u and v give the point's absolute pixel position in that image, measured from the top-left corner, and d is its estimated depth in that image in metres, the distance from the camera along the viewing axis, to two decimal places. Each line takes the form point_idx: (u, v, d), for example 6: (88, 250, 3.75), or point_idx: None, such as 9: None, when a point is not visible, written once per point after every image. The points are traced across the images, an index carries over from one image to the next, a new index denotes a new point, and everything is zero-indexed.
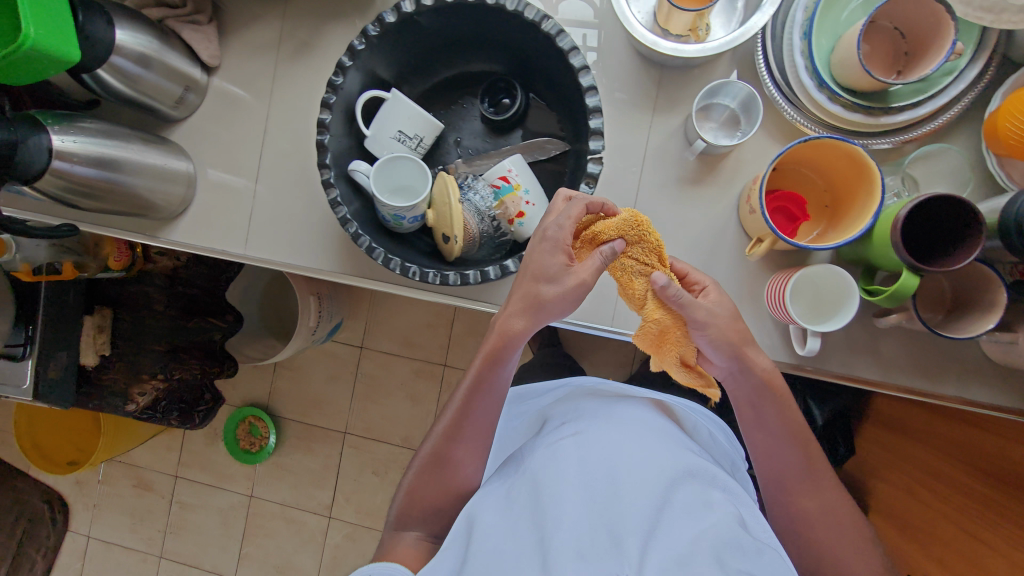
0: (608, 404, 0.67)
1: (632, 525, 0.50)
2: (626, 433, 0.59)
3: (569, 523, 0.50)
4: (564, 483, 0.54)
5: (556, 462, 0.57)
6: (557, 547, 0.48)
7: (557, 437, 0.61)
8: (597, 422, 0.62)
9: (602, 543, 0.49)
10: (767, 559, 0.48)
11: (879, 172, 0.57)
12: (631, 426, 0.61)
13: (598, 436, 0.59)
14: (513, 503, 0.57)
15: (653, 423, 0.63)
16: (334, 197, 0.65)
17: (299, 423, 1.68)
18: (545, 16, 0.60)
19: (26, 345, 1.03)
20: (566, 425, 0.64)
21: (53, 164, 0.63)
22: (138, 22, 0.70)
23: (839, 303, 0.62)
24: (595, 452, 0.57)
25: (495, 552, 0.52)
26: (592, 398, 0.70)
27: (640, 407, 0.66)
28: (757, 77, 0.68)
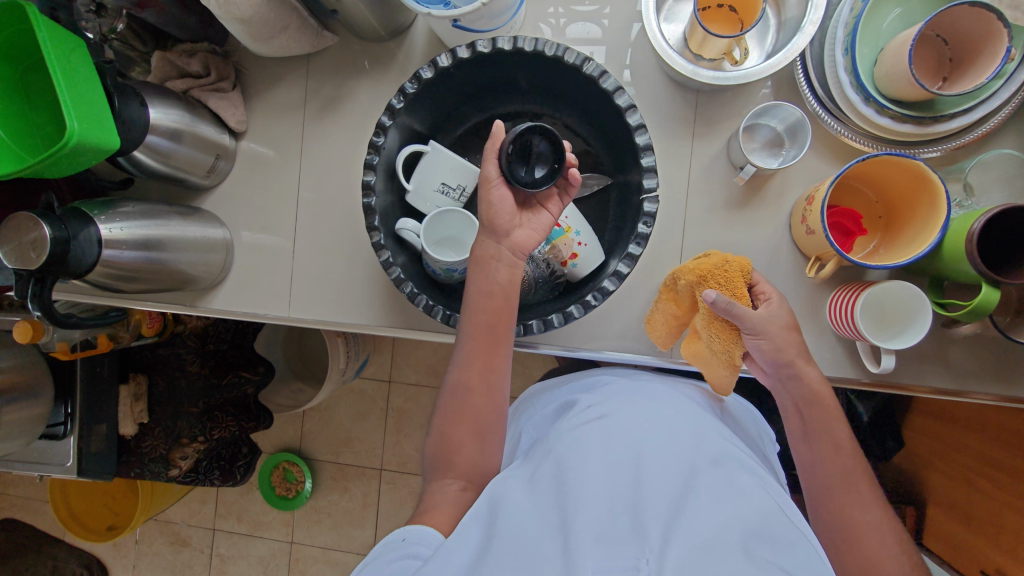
0: (633, 390, 0.64)
1: (655, 509, 0.47)
2: (650, 422, 0.57)
3: (589, 504, 0.47)
4: (587, 463, 0.51)
5: (580, 444, 0.54)
6: (577, 529, 0.45)
7: (580, 422, 0.59)
8: (623, 408, 0.60)
9: (623, 527, 0.46)
10: (801, 546, 0.45)
11: (943, 186, 0.56)
12: (656, 415, 0.59)
13: (623, 421, 0.57)
14: (531, 478, 0.53)
15: (680, 408, 0.60)
16: (386, 259, 0.64)
17: (333, 463, 1.66)
18: (586, 59, 0.59)
19: (66, 423, 1.05)
20: (591, 408, 0.61)
21: (103, 255, 0.63)
22: (168, 99, 0.70)
23: (910, 319, 0.61)
24: (619, 437, 0.55)
25: (514, 522, 0.48)
26: (618, 382, 0.66)
27: (667, 397, 0.62)
28: (797, 95, 0.68)
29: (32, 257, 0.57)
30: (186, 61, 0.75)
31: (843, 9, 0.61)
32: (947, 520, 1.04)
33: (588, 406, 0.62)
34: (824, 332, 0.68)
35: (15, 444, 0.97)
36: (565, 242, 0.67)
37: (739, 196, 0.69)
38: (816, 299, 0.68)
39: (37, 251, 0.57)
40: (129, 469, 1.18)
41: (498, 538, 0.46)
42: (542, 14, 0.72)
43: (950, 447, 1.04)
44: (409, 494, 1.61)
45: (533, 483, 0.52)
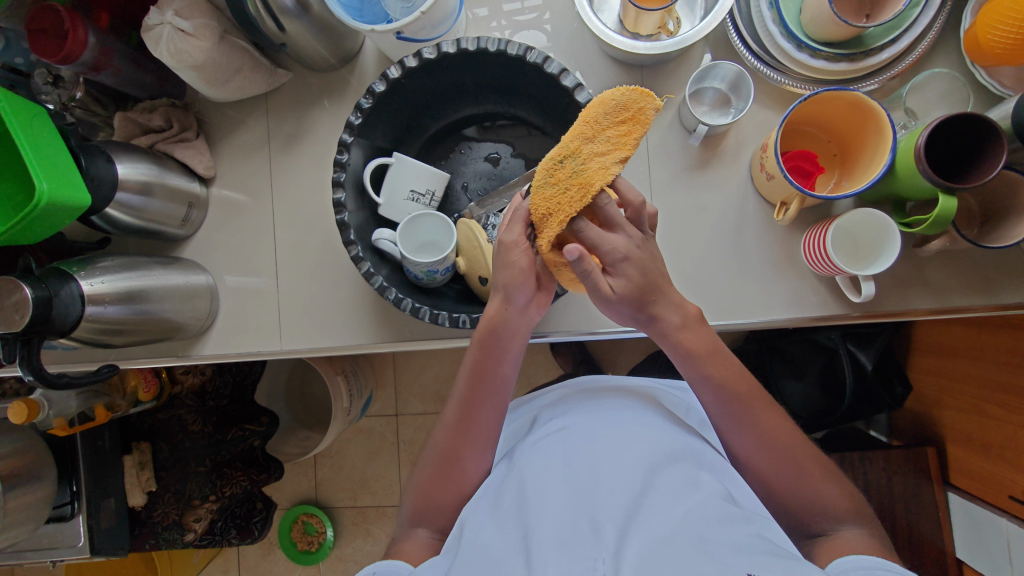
0: (594, 399, 0.67)
1: (613, 512, 0.49)
2: (609, 429, 0.59)
3: (551, 518, 0.50)
4: (548, 480, 0.54)
5: (543, 461, 0.57)
6: (538, 540, 0.48)
7: (545, 438, 0.62)
8: (584, 419, 0.62)
9: (582, 531, 0.48)
10: (752, 527, 0.48)
11: (885, 111, 0.58)
12: (618, 419, 0.61)
13: (582, 432, 0.60)
14: (499, 499, 0.56)
15: (638, 410, 0.63)
16: (367, 269, 0.65)
17: (352, 507, 1.64)
18: (528, 48, 0.62)
19: (73, 502, 1.03)
20: (555, 423, 0.64)
21: (87, 310, 0.63)
22: (135, 154, 0.71)
23: (881, 244, 0.62)
24: (579, 449, 0.57)
25: (483, 544, 0.51)
26: (582, 395, 0.69)
27: (627, 401, 0.65)
28: (735, 54, 0.70)
29: (16, 319, 0.57)
30: (148, 117, 0.77)
31: None
32: (966, 453, 1.05)
33: (552, 423, 0.65)
34: (801, 274, 0.69)
35: (22, 531, 0.95)
36: None
37: (698, 158, 0.71)
38: (790, 245, 0.69)
39: (21, 312, 0.57)
40: (144, 541, 1.16)
41: (466, 559, 0.49)
42: (484, 21, 0.75)
43: (957, 380, 1.04)
44: None
45: (500, 505, 0.55)
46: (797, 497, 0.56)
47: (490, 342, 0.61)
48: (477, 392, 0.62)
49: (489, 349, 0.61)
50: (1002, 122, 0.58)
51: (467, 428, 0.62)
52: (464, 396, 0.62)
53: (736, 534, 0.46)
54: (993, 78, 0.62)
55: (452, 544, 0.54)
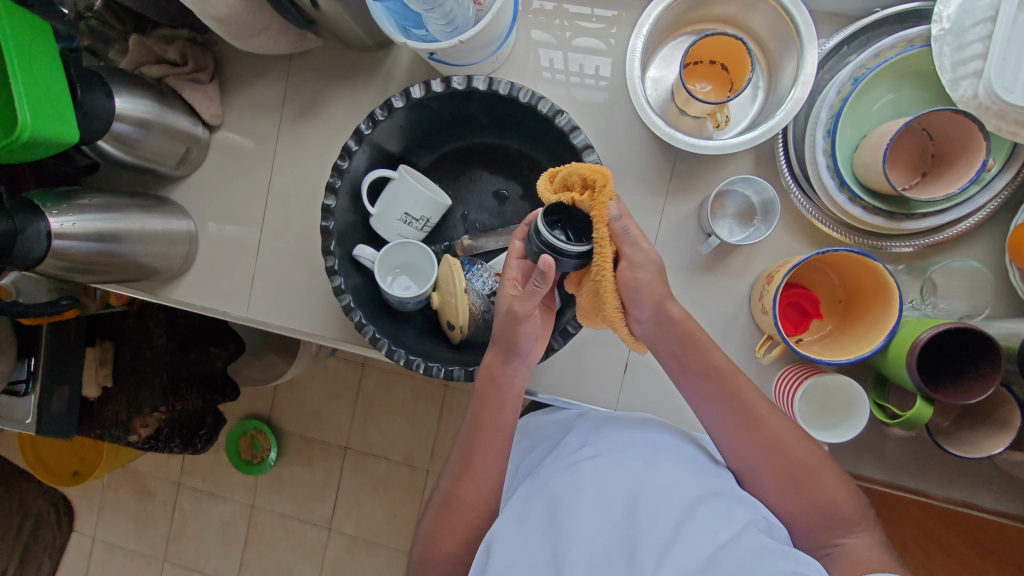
0: (625, 425, 0.65)
1: (650, 539, 0.48)
2: (643, 461, 0.57)
3: (584, 542, 0.49)
4: (582, 503, 0.53)
5: (575, 484, 0.55)
6: (570, 567, 0.46)
7: (576, 460, 0.60)
8: (617, 446, 0.60)
9: (617, 560, 0.47)
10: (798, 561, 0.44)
11: (897, 288, 0.56)
12: (650, 451, 0.59)
13: (615, 460, 0.58)
14: (527, 519, 0.55)
15: (671, 444, 0.61)
16: (338, 285, 0.63)
17: (299, 436, 1.72)
18: (559, 112, 0.58)
19: (28, 381, 1.04)
20: (586, 444, 0.62)
21: (53, 247, 0.62)
22: (138, 89, 0.68)
23: (845, 412, 0.61)
24: (613, 476, 0.56)
25: (511, 568, 0.49)
26: (613, 420, 0.67)
27: (660, 433, 0.63)
28: (775, 168, 0.66)
29: None
30: (163, 48, 0.73)
31: (829, 90, 0.60)
32: None
33: (582, 442, 0.63)
34: None
35: None
36: None
37: (703, 262, 0.68)
38: (763, 376, 0.68)
39: None
40: (90, 430, 1.20)
41: None
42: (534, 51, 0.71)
43: None
44: (371, 476, 1.67)
45: (527, 525, 0.54)
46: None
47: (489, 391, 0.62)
48: (493, 410, 0.62)
49: (487, 397, 0.62)
50: (1009, 338, 0.55)
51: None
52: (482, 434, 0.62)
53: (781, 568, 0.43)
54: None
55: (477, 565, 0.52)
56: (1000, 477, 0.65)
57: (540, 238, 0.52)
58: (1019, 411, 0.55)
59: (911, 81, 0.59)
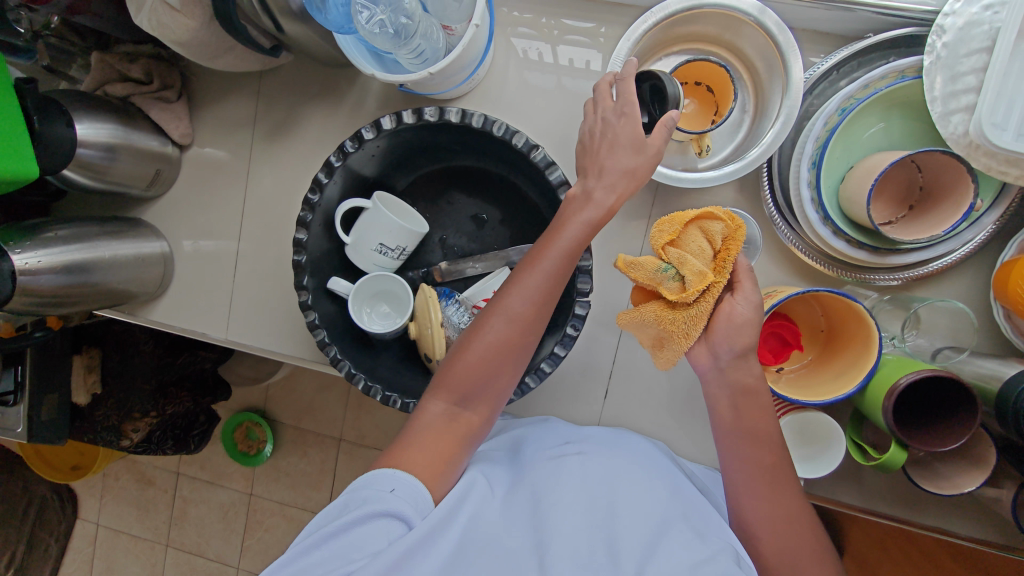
0: (610, 437, 0.66)
1: (630, 551, 0.48)
2: (627, 470, 0.58)
3: (567, 537, 0.49)
4: (565, 501, 0.53)
5: (559, 481, 0.56)
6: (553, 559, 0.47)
7: (559, 456, 0.59)
8: (600, 453, 0.61)
9: (599, 559, 0.48)
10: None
11: (876, 328, 0.55)
12: (633, 461, 0.60)
13: (601, 461, 0.59)
14: (506, 501, 0.54)
15: (652, 460, 0.62)
16: (312, 320, 0.62)
17: (293, 427, 1.75)
18: (533, 146, 0.56)
19: (15, 392, 1.04)
20: (568, 444, 0.62)
21: (20, 285, 0.61)
22: (101, 114, 0.66)
23: (822, 447, 0.60)
24: (595, 480, 0.56)
25: (484, 542, 0.49)
26: (599, 429, 0.68)
27: (643, 449, 0.64)
28: (760, 195, 0.65)
29: None
30: (126, 66, 0.70)
31: (816, 121, 0.57)
32: None
33: (565, 437, 0.64)
34: None
35: None
36: None
37: None
38: None
39: None
40: (82, 433, 1.20)
41: (472, 553, 0.47)
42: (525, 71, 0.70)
43: None
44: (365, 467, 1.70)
45: (508, 507, 0.54)
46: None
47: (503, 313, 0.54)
48: (492, 338, 0.54)
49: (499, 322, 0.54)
50: (990, 379, 0.55)
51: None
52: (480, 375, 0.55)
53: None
54: (1010, 321, 0.57)
55: None
56: (977, 505, 0.65)
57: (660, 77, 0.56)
58: (993, 450, 0.55)
59: (902, 109, 0.57)
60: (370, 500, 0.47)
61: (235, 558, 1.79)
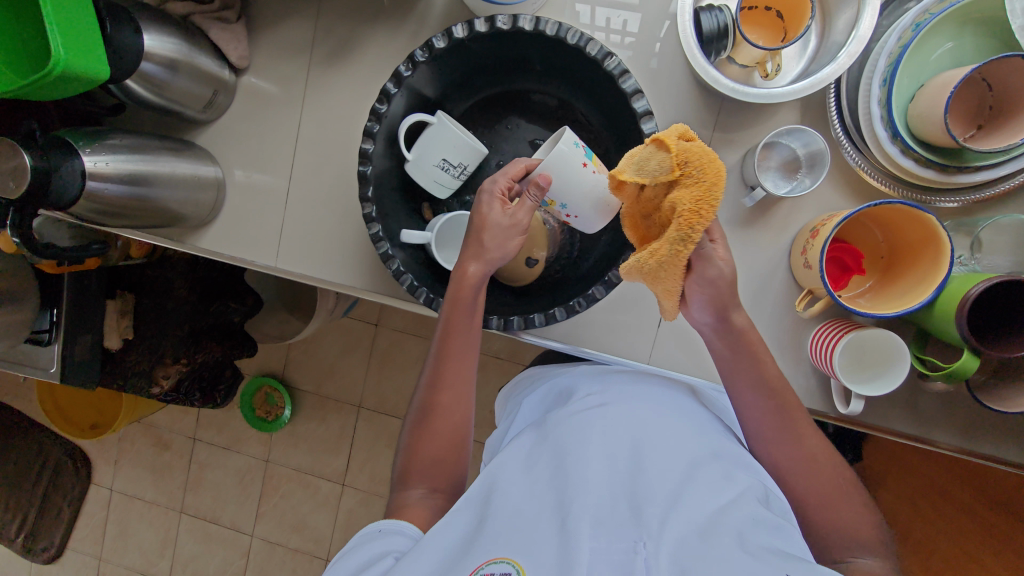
0: (633, 382, 0.68)
1: (653, 497, 0.51)
2: (650, 418, 0.61)
3: (591, 489, 0.52)
4: (588, 453, 0.56)
5: (581, 435, 0.58)
6: (576, 510, 0.50)
7: (579, 413, 0.62)
8: (619, 403, 0.63)
9: (622, 510, 0.51)
10: (788, 537, 0.49)
11: (950, 243, 0.55)
12: (654, 409, 0.63)
13: (621, 412, 0.62)
14: (531, 464, 0.58)
15: (673, 402, 0.65)
16: (376, 232, 0.63)
17: (313, 393, 1.74)
18: (609, 53, 0.56)
19: (50, 330, 1.05)
20: (589, 398, 0.65)
21: (87, 188, 0.60)
22: (165, 26, 0.66)
23: (885, 365, 0.61)
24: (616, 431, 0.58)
25: (513, 508, 0.53)
26: (622, 374, 0.70)
27: (665, 391, 0.67)
28: (826, 119, 0.65)
29: (12, 185, 0.55)
30: None
31: (890, 36, 0.58)
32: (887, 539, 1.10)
33: (588, 390, 0.67)
34: (799, 362, 0.69)
35: None
36: (551, 211, 0.65)
37: (742, 215, 0.68)
38: (798, 331, 0.68)
39: (17, 180, 0.55)
40: (111, 380, 1.20)
41: (498, 520, 0.52)
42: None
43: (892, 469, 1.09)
44: (386, 432, 1.69)
45: (532, 464, 0.58)
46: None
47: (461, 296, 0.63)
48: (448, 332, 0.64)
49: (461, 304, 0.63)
50: None
51: (431, 396, 0.64)
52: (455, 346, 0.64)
53: (779, 542, 0.46)
54: None
55: (478, 497, 0.56)
56: None
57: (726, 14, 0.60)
58: None
59: (976, 26, 0.57)
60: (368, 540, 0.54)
61: (249, 525, 1.77)
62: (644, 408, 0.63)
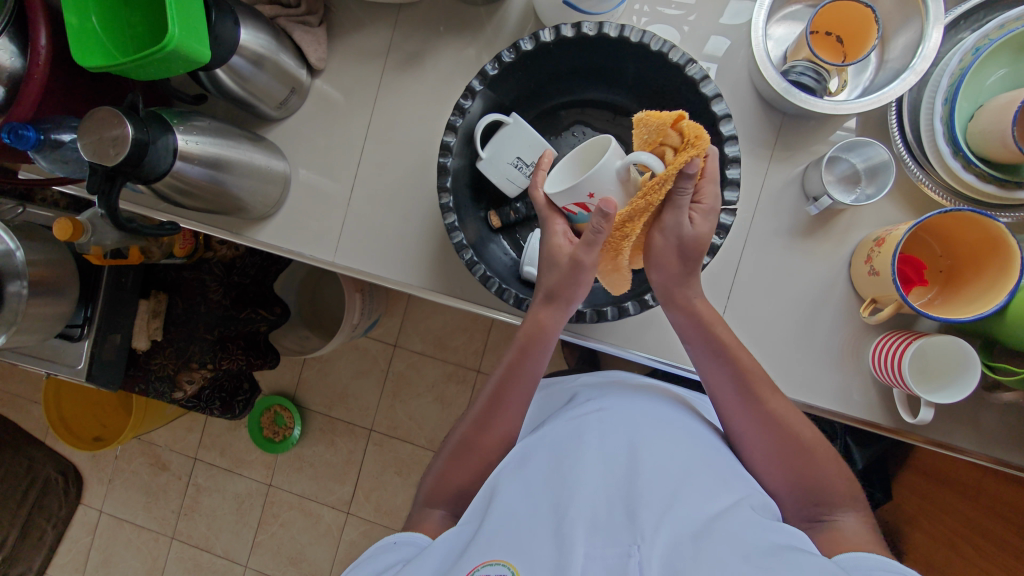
0: (634, 394, 0.67)
1: (649, 499, 0.50)
2: (650, 423, 0.60)
3: (586, 493, 0.51)
4: (584, 456, 0.55)
5: (579, 440, 0.58)
6: (573, 511, 0.49)
7: (578, 417, 0.62)
8: (615, 407, 0.63)
9: (617, 515, 0.49)
10: (789, 538, 0.47)
11: (1019, 252, 0.56)
12: (652, 414, 0.62)
13: (620, 419, 0.60)
14: (529, 471, 0.56)
15: (671, 410, 0.63)
16: (452, 223, 0.65)
17: (324, 415, 1.65)
18: (691, 60, 0.60)
19: (83, 326, 1.03)
20: (590, 402, 0.65)
21: (175, 165, 0.62)
22: (259, 22, 0.69)
23: (954, 374, 0.62)
24: (614, 434, 0.58)
25: (509, 511, 0.51)
26: (622, 386, 0.69)
27: (664, 400, 0.66)
28: (885, 136, 0.68)
29: (111, 154, 0.56)
30: None
31: (950, 59, 0.62)
32: None
33: (588, 399, 0.66)
34: (862, 372, 0.69)
35: (32, 339, 0.95)
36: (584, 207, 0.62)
37: (805, 225, 0.70)
38: (860, 341, 0.69)
39: (117, 149, 0.56)
40: (134, 384, 1.17)
41: (494, 522, 0.50)
42: (654, 9, 0.72)
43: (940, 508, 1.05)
44: (396, 460, 1.59)
45: (530, 469, 0.56)
46: (812, 528, 0.54)
47: (530, 335, 0.63)
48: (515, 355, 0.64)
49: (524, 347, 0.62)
50: None
51: (499, 385, 0.64)
52: (514, 355, 0.64)
53: (780, 538, 0.46)
54: None
55: (477, 503, 0.55)
56: None
57: (803, 64, 0.66)
58: None
59: None
60: (382, 552, 0.54)
61: (244, 556, 1.64)
62: (652, 414, 0.61)
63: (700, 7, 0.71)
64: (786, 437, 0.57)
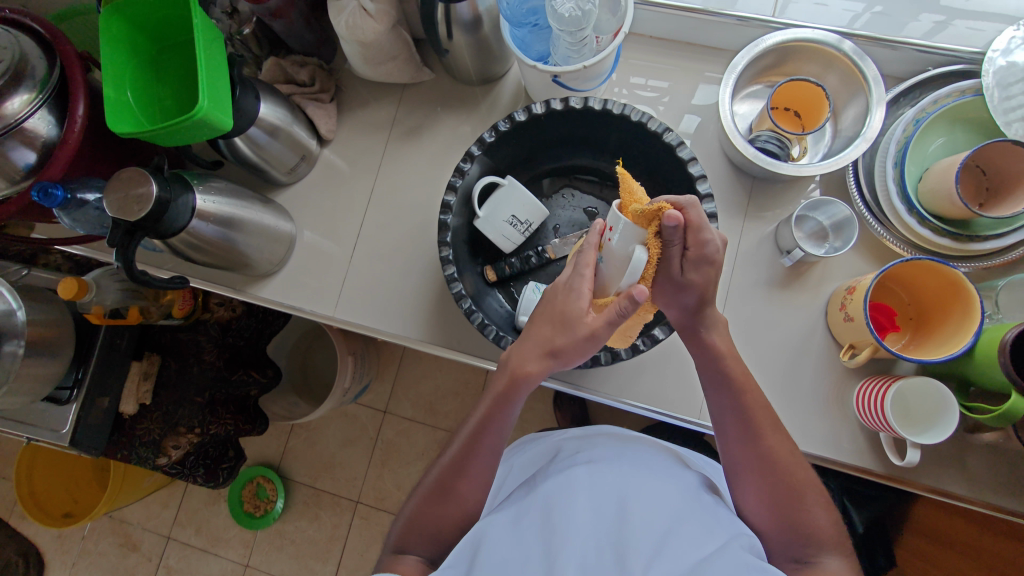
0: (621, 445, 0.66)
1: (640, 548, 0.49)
2: (637, 470, 0.59)
3: (576, 545, 0.50)
4: (575, 505, 0.54)
5: (568, 489, 0.57)
6: (559, 567, 0.48)
7: (569, 465, 0.61)
8: (609, 453, 0.62)
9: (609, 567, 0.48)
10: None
11: (977, 296, 0.61)
12: (640, 463, 0.61)
13: (610, 466, 0.60)
14: (517, 523, 0.55)
15: (659, 459, 0.63)
16: (451, 275, 0.68)
17: (308, 487, 1.58)
18: (667, 129, 0.67)
19: (72, 389, 1.02)
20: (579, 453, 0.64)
21: (192, 222, 0.66)
22: (276, 98, 0.76)
23: (935, 416, 0.64)
24: (607, 480, 0.57)
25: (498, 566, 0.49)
26: (609, 436, 0.69)
27: (651, 450, 0.66)
28: (847, 196, 0.75)
29: (134, 210, 0.60)
30: (296, 70, 0.83)
31: (895, 129, 0.70)
32: None
33: (576, 449, 0.66)
34: (848, 418, 0.71)
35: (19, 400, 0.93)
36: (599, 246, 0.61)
37: (782, 277, 0.74)
38: (843, 387, 0.72)
39: (141, 206, 0.60)
40: (116, 450, 1.13)
41: None
42: (633, 89, 0.80)
43: None
44: None
45: (520, 521, 0.55)
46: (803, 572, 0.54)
47: None
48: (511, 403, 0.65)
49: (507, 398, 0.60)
50: None
51: None
52: None
53: None
54: None
55: (464, 554, 0.53)
56: None
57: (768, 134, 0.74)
58: None
59: (964, 124, 0.69)
60: None
61: None
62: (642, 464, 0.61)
63: (673, 88, 0.80)
64: (780, 480, 0.58)
